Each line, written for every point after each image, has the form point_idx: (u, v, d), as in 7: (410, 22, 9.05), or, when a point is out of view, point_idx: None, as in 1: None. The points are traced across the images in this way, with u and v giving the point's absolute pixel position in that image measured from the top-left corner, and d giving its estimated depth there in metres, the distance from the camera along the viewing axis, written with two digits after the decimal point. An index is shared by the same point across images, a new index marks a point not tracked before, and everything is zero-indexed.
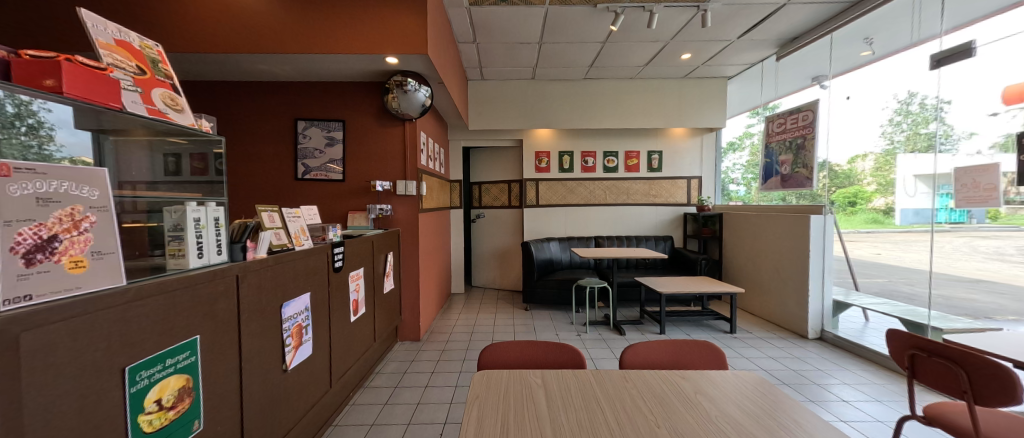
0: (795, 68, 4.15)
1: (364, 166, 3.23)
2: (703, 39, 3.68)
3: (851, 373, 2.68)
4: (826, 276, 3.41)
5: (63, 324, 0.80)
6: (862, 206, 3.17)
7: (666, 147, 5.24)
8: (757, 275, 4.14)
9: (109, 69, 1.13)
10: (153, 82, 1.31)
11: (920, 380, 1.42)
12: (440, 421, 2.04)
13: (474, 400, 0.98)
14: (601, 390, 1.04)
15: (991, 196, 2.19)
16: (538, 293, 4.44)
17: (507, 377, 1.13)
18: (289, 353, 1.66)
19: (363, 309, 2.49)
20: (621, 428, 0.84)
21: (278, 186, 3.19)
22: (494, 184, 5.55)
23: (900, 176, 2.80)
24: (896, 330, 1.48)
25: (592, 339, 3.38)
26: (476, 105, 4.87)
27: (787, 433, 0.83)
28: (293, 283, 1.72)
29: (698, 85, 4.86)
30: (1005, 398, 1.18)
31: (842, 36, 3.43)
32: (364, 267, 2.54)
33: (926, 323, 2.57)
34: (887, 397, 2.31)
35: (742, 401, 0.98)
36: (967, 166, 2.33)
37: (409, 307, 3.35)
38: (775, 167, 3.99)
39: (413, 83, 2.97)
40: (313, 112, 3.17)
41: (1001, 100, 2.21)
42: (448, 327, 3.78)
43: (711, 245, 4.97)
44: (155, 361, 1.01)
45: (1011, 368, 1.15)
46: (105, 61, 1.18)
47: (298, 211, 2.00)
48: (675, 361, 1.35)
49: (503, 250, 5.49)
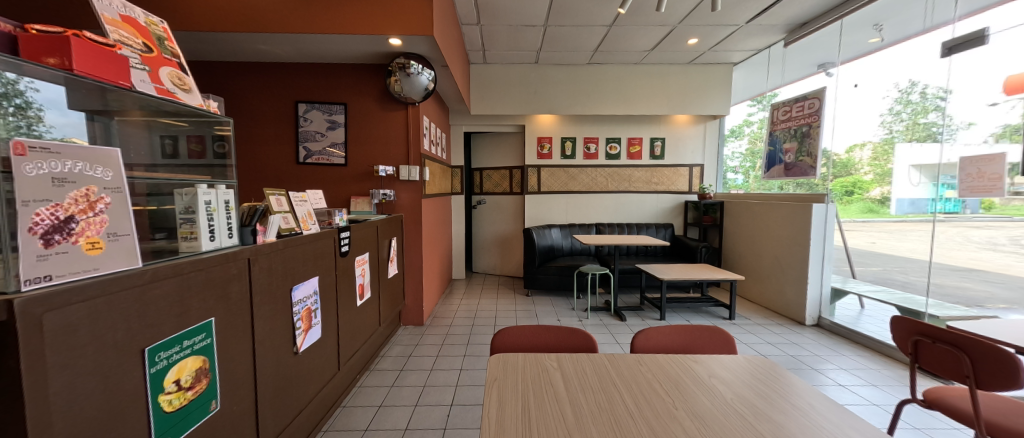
0: (802, 55, 4.08)
1: (367, 150, 3.19)
2: (711, 23, 3.60)
3: (848, 358, 2.74)
4: (825, 265, 3.45)
5: (85, 304, 0.81)
6: (860, 196, 3.19)
7: (669, 133, 5.19)
8: (756, 262, 4.18)
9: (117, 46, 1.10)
10: (160, 60, 1.29)
11: (924, 365, 1.46)
12: (447, 403, 2.09)
13: (492, 383, 0.99)
14: (616, 372, 1.07)
15: (996, 186, 2.18)
16: (539, 279, 4.48)
17: (522, 360, 1.14)
18: (299, 335, 1.68)
19: (368, 293, 2.50)
20: (639, 410, 0.86)
21: (280, 170, 3.15)
22: (495, 170, 5.53)
23: (897, 167, 2.82)
24: (899, 317, 1.52)
25: (593, 324, 3.44)
26: (478, 90, 4.79)
27: (800, 412, 0.86)
28: (302, 268, 1.72)
29: (703, 72, 4.79)
30: (1007, 382, 1.21)
31: (853, 21, 3.34)
32: (369, 252, 2.54)
33: (924, 311, 2.65)
34: (882, 382, 2.38)
35: (753, 383, 1.01)
36: (972, 156, 2.32)
37: (412, 293, 3.38)
38: (779, 155, 3.96)
39: (415, 66, 2.89)
40: (314, 95, 3.11)
41: (1002, 90, 2.21)
42: (450, 312, 3.83)
43: (711, 233, 4.99)
44: (172, 342, 1.02)
45: (1013, 353, 1.17)
46: (111, 38, 1.13)
47: (304, 195, 1.96)
48: (685, 346, 1.37)
49: (504, 237, 5.50)
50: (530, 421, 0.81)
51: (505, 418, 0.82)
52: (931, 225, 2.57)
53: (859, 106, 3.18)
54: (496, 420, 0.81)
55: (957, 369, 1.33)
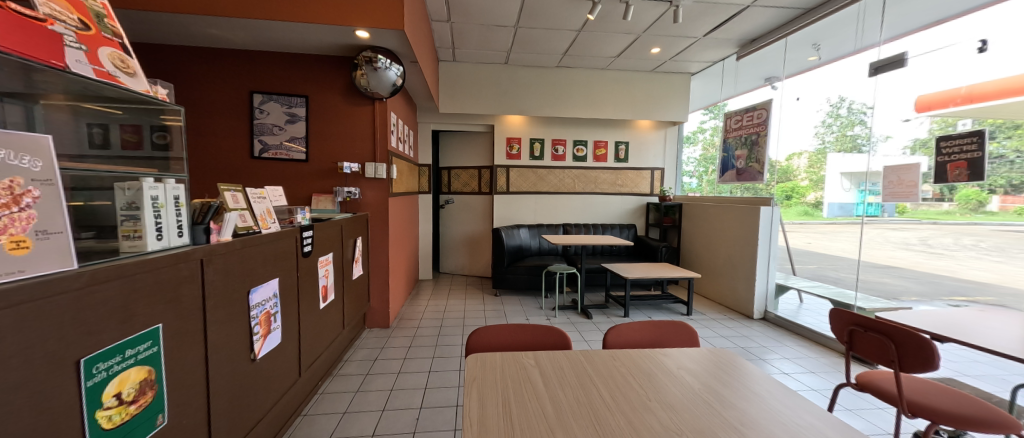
0: (750, 69, 4.44)
1: (330, 145, 3.04)
2: (672, 34, 3.80)
3: (789, 348, 3.01)
4: (770, 263, 3.76)
5: (12, 310, 0.71)
6: (798, 200, 3.55)
7: (632, 138, 5.42)
8: (711, 261, 4.48)
9: (48, 21, 0.98)
10: (99, 40, 1.15)
11: (857, 352, 1.59)
12: (416, 407, 2.05)
13: (472, 383, 0.99)
14: (592, 367, 1.10)
15: (913, 193, 2.49)
16: (508, 279, 4.50)
17: (501, 359, 1.14)
18: (258, 341, 1.57)
19: (331, 296, 2.38)
20: (616, 403, 0.90)
21: (232, 165, 2.92)
22: (464, 170, 5.48)
23: (829, 174, 3.16)
24: (836, 309, 1.64)
25: (562, 323, 3.52)
26: (447, 88, 4.72)
27: (758, 397, 0.95)
28: (260, 269, 1.61)
29: (664, 80, 5.05)
30: (924, 365, 1.34)
31: (795, 40, 3.63)
32: (333, 253, 2.42)
33: (853, 304, 2.89)
34: (818, 369, 2.64)
35: (717, 373, 1.09)
36: (893, 165, 2.64)
37: (378, 294, 3.27)
38: (731, 161, 4.26)
39: (383, 60, 2.80)
40: (272, 85, 2.91)
41: (914, 109, 2.56)
42: (417, 313, 3.75)
43: (670, 233, 5.27)
44: (114, 351, 0.92)
45: (929, 339, 1.31)
46: (40, 11, 0.99)
47: (262, 191, 1.83)
48: (654, 340, 1.43)
49: (473, 236, 5.47)
50: (512, 418, 0.82)
51: (488, 417, 0.82)
52: (859, 227, 2.85)
53: (798, 118, 3.51)
54: (478, 420, 0.81)
55: (885, 354, 1.46)
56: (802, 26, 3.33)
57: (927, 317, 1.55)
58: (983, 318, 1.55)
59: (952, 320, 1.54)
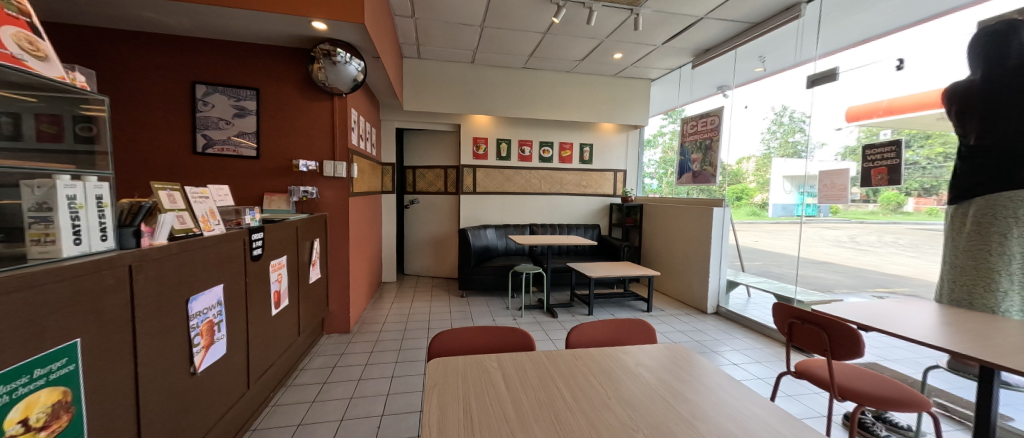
0: (703, 78, 4.71)
1: (285, 142, 2.87)
2: (633, 41, 3.95)
3: (738, 340, 3.23)
4: (722, 260, 4.01)
5: None
6: (746, 200, 3.83)
7: (596, 140, 5.57)
8: (669, 259, 4.71)
9: None
10: (4, 17, 1.00)
11: (795, 342, 1.72)
12: (377, 414, 1.98)
13: (432, 388, 0.93)
14: (554, 367, 1.09)
15: (842, 195, 2.76)
16: (475, 280, 4.48)
17: (462, 362, 1.09)
18: (199, 353, 1.45)
19: (285, 301, 2.24)
20: (578, 402, 0.90)
21: (171, 161, 2.68)
22: (430, 169, 5.38)
23: (773, 177, 3.41)
24: (779, 303, 1.76)
25: (527, 322, 3.55)
26: (411, 85, 4.61)
27: (708, 392, 0.99)
28: (202, 275, 1.48)
29: (626, 84, 5.24)
30: (851, 353, 1.48)
31: (743, 52, 3.91)
32: (287, 256, 2.28)
33: (794, 297, 3.14)
34: (763, 358, 2.85)
35: (672, 369, 1.13)
36: (826, 170, 2.90)
37: (337, 298, 3.14)
38: (688, 164, 4.49)
39: (342, 54, 2.67)
40: (218, 76, 2.70)
41: (846, 118, 2.82)
42: (380, 317, 3.63)
43: (632, 233, 5.48)
44: (18, 371, 0.81)
45: (857, 330, 1.45)
46: None
47: (205, 190, 1.69)
48: (614, 339, 1.47)
49: (439, 237, 5.39)
50: (471, 424, 0.79)
51: (447, 426, 0.78)
52: (798, 227, 3.13)
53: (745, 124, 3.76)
54: (437, 429, 0.77)
55: (818, 344, 1.60)
56: (747, 40, 3.58)
57: (853, 306, 1.72)
58: (902, 307, 1.71)
59: (877, 308, 1.70)
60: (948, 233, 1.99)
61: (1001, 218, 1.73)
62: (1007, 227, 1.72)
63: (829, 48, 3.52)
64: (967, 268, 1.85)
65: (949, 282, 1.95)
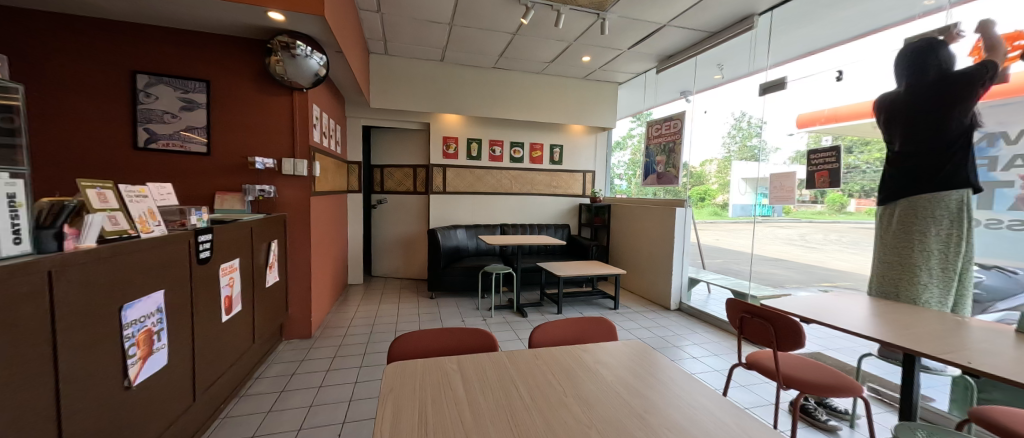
0: (666, 83, 4.90)
1: (239, 138, 2.72)
2: (600, 45, 4.03)
3: (699, 335, 3.38)
4: (684, 259, 4.18)
5: None
6: (709, 201, 4.07)
7: (566, 141, 5.65)
8: (635, 258, 4.85)
9: None
10: None
11: (746, 335, 1.82)
12: (338, 422, 1.91)
13: (387, 394, 0.89)
14: (515, 368, 1.09)
15: (790, 196, 2.96)
16: (445, 280, 4.42)
17: (422, 366, 1.06)
18: (135, 365, 1.33)
19: (238, 307, 2.11)
20: (535, 401, 0.89)
21: (108, 156, 2.46)
22: (398, 168, 5.26)
23: (733, 179, 3.60)
24: (731, 299, 1.86)
25: (497, 323, 3.55)
26: (378, 81, 4.50)
27: (661, 386, 1.02)
28: (138, 280, 1.37)
29: (594, 87, 5.35)
30: (794, 343, 1.58)
31: (702, 60, 4.09)
32: (240, 258, 2.16)
33: (748, 292, 3.32)
34: (721, 351, 3.00)
35: (629, 366, 1.16)
36: (777, 173, 3.09)
37: (298, 302, 3.00)
38: (652, 166, 4.66)
39: (302, 48, 2.57)
40: (162, 65, 2.51)
41: (796, 124, 3.03)
42: (345, 320, 3.51)
43: (601, 232, 5.61)
44: None
45: (798, 322, 1.54)
46: None
47: (143, 189, 1.54)
48: (576, 337, 1.49)
49: (408, 237, 5.29)
50: (426, 429, 0.76)
51: (400, 433, 0.74)
52: (754, 225, 3.30)
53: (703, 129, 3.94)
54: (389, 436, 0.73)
55: (766, 336, 1.69)
56: (704, 48, 3.75)
57: (796, 299, 1.84)
58: (840, 300, 1.85)
59: (814, 300, 1.84)
60: (879, 232, 2.13)
61: (921, 217, 1.88)
62: (926, 225, 1.86)
63: (777, 59, 3.75)
64: (893, 264, 2.00)
65: (878, 277, 2.09)
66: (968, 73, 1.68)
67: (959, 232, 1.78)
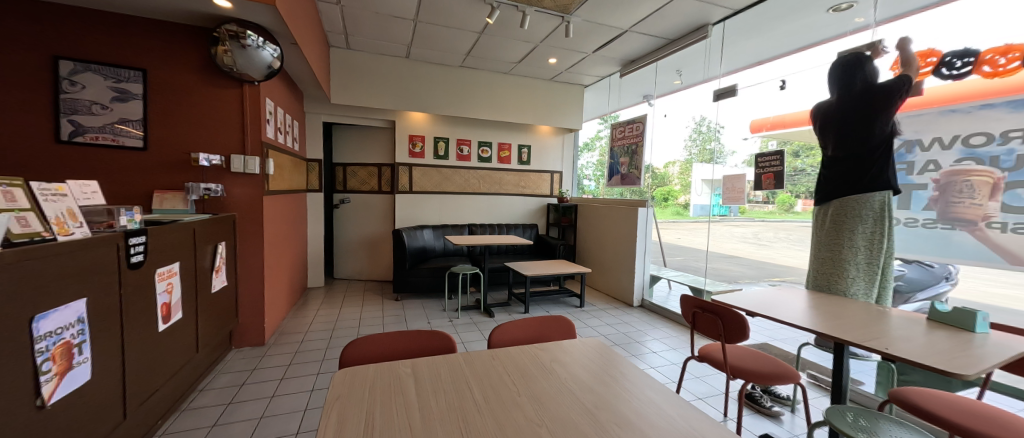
0: (629, 87, 5.06)
1: (183, 133, 2.54)
2: (566, 47, 4.10)
3: (659, 330, 3.52)
4: (645, 257, 4.34)
5: None
6: (672, 201, 4.21)
7: (534, 142, 5.70)
8: (600, 256, 4.98)
9: None
10: None
11: (699, 329, 1.90)
12: (291, 432, 1.82)
13: (333, 401, 0.84)
14: (471, 369, 1.07)
15: (740, 197, 3.20)
16: (411, 282, 4.32)
17: (374, 372, 1.02)
18: (49, 383, 1.17)
19: (178, 314, 1.96)
20: (488, 402, 0.88)
21: (23, 151, 2.19)
22: (362, 166, 5.09)
23: (694, 180, 3.71)
24: (686, 295, 1.94)
25: (464, 324, 3.52)
26: (340, 77, 4.35)
27: (612, 380, 1.05)
28: (56, 287, 1.23)
29: (561, 89, 5.44)
30: (739, 335, 1.67)
31: (663, 66, 4.25)
32: (181, 262, 2.00)
33: (704, 288, 3.49)
34: (678, 345, 3.14)
35: (584, 362, 1.18)
36: (730, 175, 3.30)
37: (249, 308, 2.83)
38: (617, 167, 4.81)
39: (252, 38, 2.43)
40: (90, 51, 2.28)
41: (749, 130, 3.20)
42: (302, 326, 3.35)
43: (568, 232, 5.72)
44: None
45: (743, 316, 1.63)
46: None
47: (60, 185, 1.38)
48: (535, 336, 1.50)
49: (373, 238, 5.14)
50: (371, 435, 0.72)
51: None
52: (710, 224, 3.51)
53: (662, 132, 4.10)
54: None
55: (715, 330, 1.77)
56: (662, 55, 3.90)
57: (743, 294, 1.95)
58: (783, 294, 1.98)
59: (763, 295, 1.95)
60: (815, 230, 2.30)
61: (851, 217, 2.04)
62: (855, 224, 2.03)
63: (726, 68, 3.99)
64: (826, 260, 2.16)
65: (813, 272, 2.26)
66: (888, 86, 1.84)
67: (882, 230, 1.97)
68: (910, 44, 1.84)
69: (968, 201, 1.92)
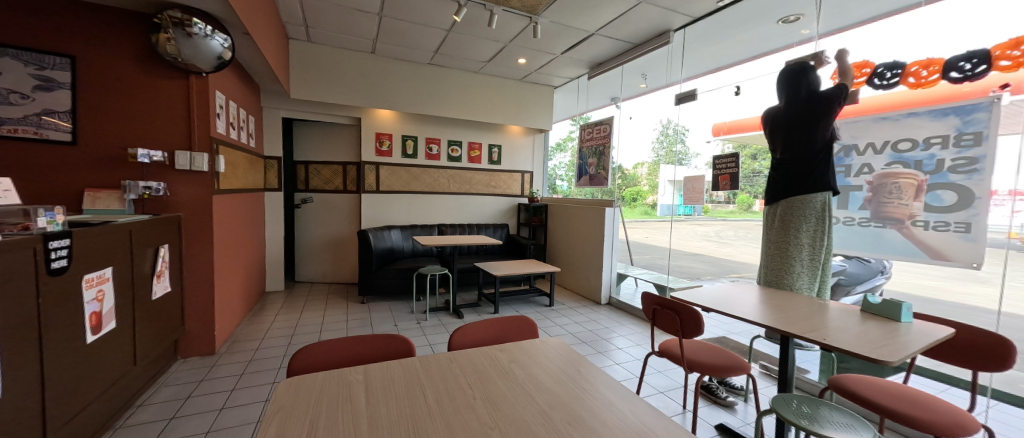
0: (597, 89, 5.18)
1: (120, 127, 2.35)
2: (534, 48, 4.13)
3: (625, 327, 3.62)
4: (612, 255, 4.45)
5: None
6: (640, 201, 4.33)
7: (504, 141, 5.70)
8: (569, 255, 5.06)
9: None
10: None
11: (658, 325, 1.96)
12: None
13: (274, 413, 0.79)
14: (426, 374, 1.05)
15: (699, 198, 3.39)
16: (377, 284, 4.20)
17: (323, 380, 0.97)
18: None
19: (111, 324, 1.80)
20: (441, 407, 0.86)
21: None
22: (326, 165, 4.90)
23: (661, 180, 3.77)
24: (646, 292, 1.99)
25: (431, 325, 3.47)
26: (300, 71, 4.18)
27: (568, 378, 1.06)
28: None
29: (531, 89, 5.48)
30: (695, 331, 1.74)
31: (628, 70, 4.37)
32: (115, 267, 1.85)
33: (667, 285, 3.62)
34: (643, 341, 3.24)
35: (542, 361, 1.19)
36: (690, 176, 3.48)
37: (196, 315, 2.66)
38: (586, 168, 4.93)
39: (200, 26, 2.29)
40: (4, 33, 2.03)
41: (711, 133, 3.34)
42: (258, 332, 3.18)
43: (539, 231, 5.77)
44: None
45: (699, 312, 1.70)
46: None
47: None
48: (497, 337, 1.50)
49: (338, 239, 4.97)
50: None
51: None
52: (674, 222, 3.68)
53: None
54: None
55: (673, 326, 1.84)
56: (627, 59, 4.02)
57: (699, 291, 2.03)
58: (735, 290, 2.09)
59: (720, 291, 2.03)
60: (765, 228, 2.42)
61: (797, 216, 2.16)
62: (800, 223, 2.15)
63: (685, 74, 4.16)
64: (774, 256, 2.28)
65: (763, 268, 2.38)
66: (829, 93, 1.97)
67: (823, 227, 2.11)
68: (846, 56, 1.99)
69: (896, 201, 2.10)
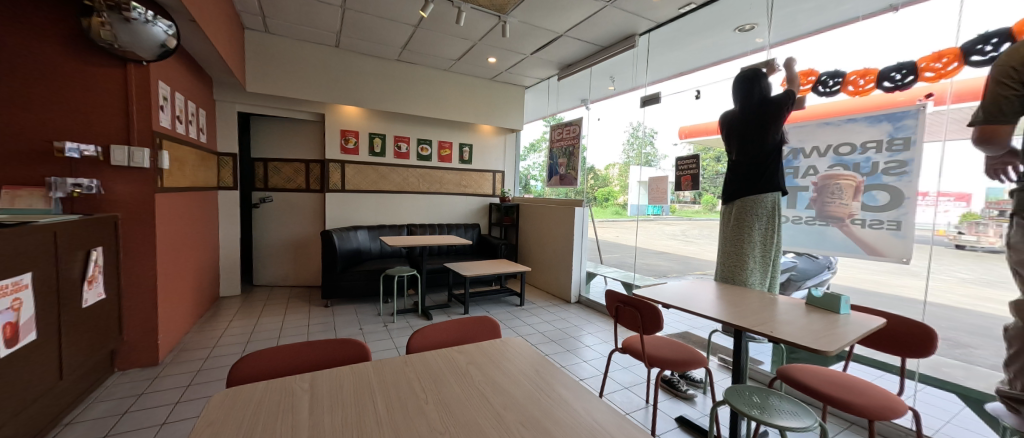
0: (566, 90, 5.25)
1: (45, 118, 2.15)
2: (505, 48, 4.13)
3: (594, 325, 3.69)
4: (581, 254, 4.53)
5: None
6: (612, 202, 4.35)
7: (475, 141, 5.67)
8: (540, 255, 5.10)
9: None
10: None
11: (621, 322, 2.01)
12: None
13: (203, 428, 0.73)
14: (378, 379, 1.01)
15: (662, 199, 3.55)
16: (342, 286, 4.06)
17: (264, 390, 0.92)
18: None
19: (33, 334, 1.64)
20: (390, 414, 0.84)
21: None
22: (287, 162, 4.68)
23: (632, 181, 3.86)
24: (610, 290, 2.04)
25: (398, 328, 3.40)
26: (258, 63, 3.97)
27: (524, 378, 1.07)
28: None
29: (503, 89, 5.48)
30: (655, 326, 1.80)
31: (596, 72, 4.46)
32: (35, 273, 1.68)
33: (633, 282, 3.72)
34: (610, 338, 3.32)
35: (500, 361, 1.18)
36: (654, 177, 3.63)
37: (136, 323, 2.47)
38: (556, 168, 4.99)
39: (139, 11, 2.18)
40: None
41: (677, 135, 3.47)
42: (208, 340, 3.00)
43: (511, 231, 5.78)
44: None
45: (659, 308, 1.76)
46: None
47: None
48: (457, 339, 1.48)
49: (301, 240, 4.77)
50: None
51: None
52: (642, 222, 3.81)
53: None
54: None
55: (635, 322, 1.89)
56: (594, 61, 4.11)
57: (659, 287, 2.10)
58: (694, 286, 2.17)
59: (681, 287, 2.10)
60: (722, 226, 2.53)
61: (750, 216, 2.27)
62: (753, 221, 2.26)
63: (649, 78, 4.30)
64: (729, 254, 2.39)
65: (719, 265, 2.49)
66: (779, 99, 2.09)
67: (773, 226, 2.25)
68: (794, 64, 2.12)
69: (838, 201, 2.25)
